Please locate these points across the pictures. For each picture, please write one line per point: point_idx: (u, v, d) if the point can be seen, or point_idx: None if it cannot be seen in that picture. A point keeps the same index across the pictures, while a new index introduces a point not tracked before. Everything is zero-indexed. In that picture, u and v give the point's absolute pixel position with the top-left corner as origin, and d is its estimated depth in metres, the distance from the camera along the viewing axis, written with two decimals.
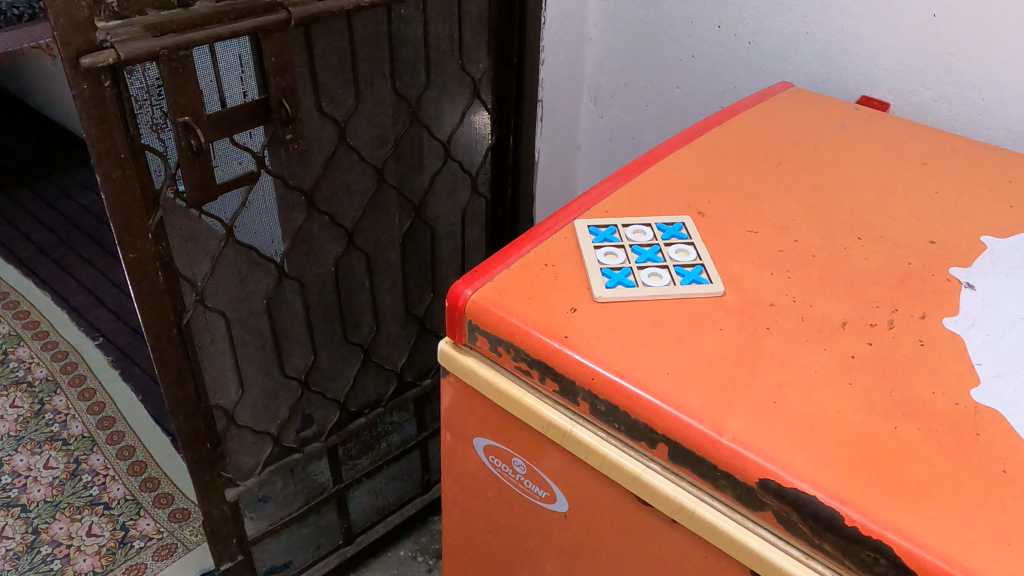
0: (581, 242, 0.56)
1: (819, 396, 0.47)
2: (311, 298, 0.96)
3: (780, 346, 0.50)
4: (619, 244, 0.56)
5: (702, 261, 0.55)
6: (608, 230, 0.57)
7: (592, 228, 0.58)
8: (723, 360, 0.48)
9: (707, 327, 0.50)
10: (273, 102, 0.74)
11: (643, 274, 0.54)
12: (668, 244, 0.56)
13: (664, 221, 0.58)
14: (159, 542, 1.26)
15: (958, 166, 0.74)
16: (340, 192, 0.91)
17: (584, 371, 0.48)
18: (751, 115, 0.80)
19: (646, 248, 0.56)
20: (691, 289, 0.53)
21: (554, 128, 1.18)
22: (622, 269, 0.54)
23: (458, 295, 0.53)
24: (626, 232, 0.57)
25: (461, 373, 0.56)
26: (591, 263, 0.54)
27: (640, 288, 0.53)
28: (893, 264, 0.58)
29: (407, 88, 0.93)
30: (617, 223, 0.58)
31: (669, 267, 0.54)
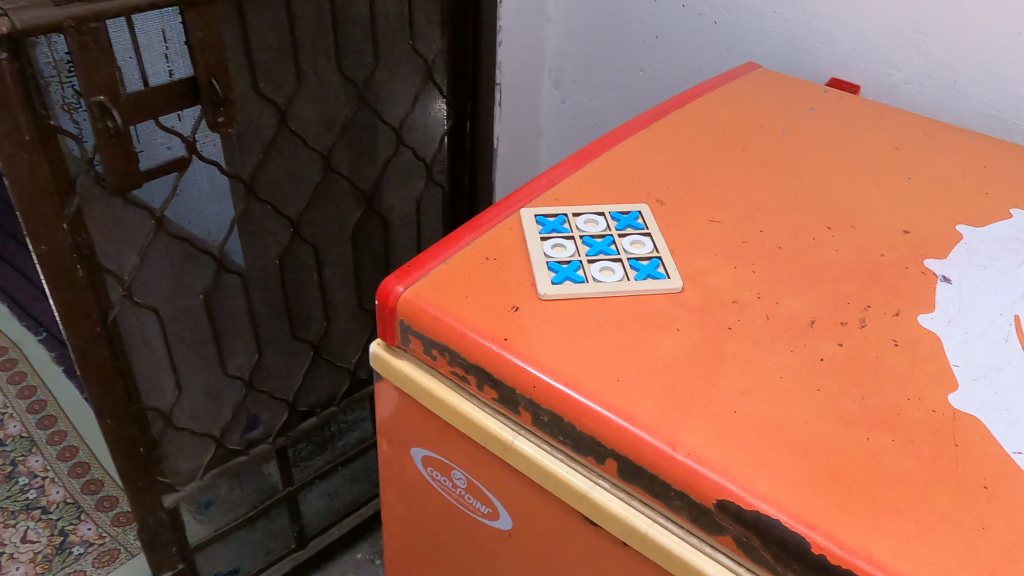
0: (526, 233, 0.51)
1: (785, 405, 0.42)
2: (254, 294, 0.90)
3: (741, 349, 0.45)
4: (568, 235, 0.51)
5: (659, 254, 0.50)
6: (557, 220, 0.52)
7: (539, 217, 0.53)
8: (680, 364, 0.44)
9: (663, 327, 0.46)
10: (200, 82, 0.67)
11: (594, 268, 0.49)
12: (622, 235, 0.51)
13: (619, 210, 0.53)
14: (101, 548, 1.20)
15: (931, 151, 0.70)
16: (284, 181, 0.85)
17: (526, 379, 0.43)
18: (716, 96, 0.76)
19: (599, 240, 0.51)
20: (646, 285, 0.48)
21: (515, 114, 1.13)
22: (571, 263, 0.49)
23: (390, 293, 0.48)
24: (577, 222, 0.52)
25: (394, 378, 0.51)
26: (536, 255, 0.49)
27: (590, 284, 0.48)
28: (865, 256, 0.54)
29: (354, 70, 0.87)
30: (567, 212, 0.53)
31: (622, 260, 0.49)
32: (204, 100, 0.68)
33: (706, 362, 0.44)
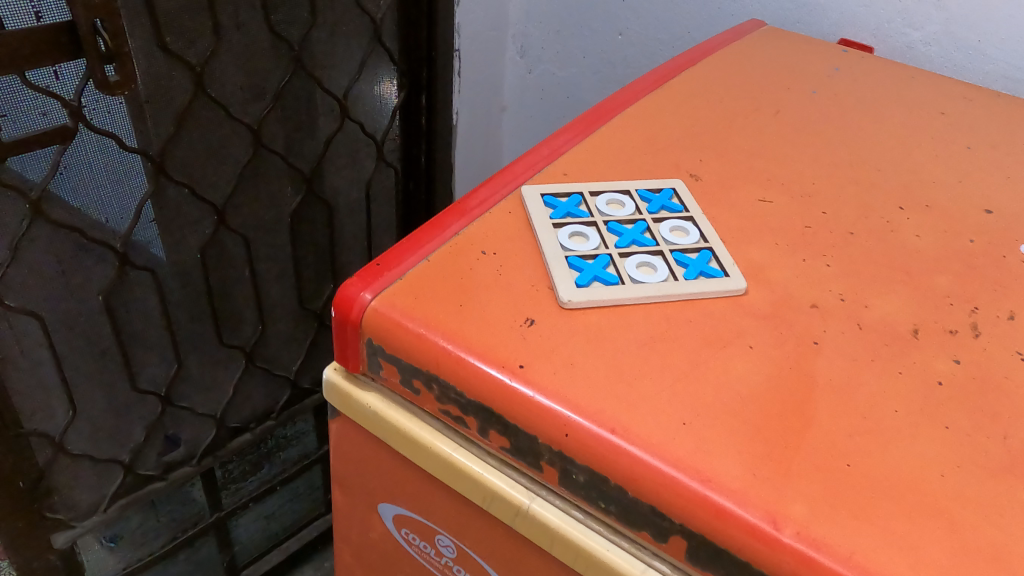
0: (534, 218, 0.39)
1: (908, 451, 0.31)
2: (171, 294, 0.75)
3: (833, 369, 0.33)
4: (588, 220, 0.39)
5: (710, 244, 0.38)
6: (571, 200, 0.40)
7: (547, 197, 0.41)
8: (762, 398, 0.32)
9: (731, 344, 0.34)
10: (81, 27, 0.52)
11: (630, 263, 0.37)
12: (657, 219, 0.40)
13: (648, 187, 0.42)
14: None
15: (983, 112, 0.58)
16: (203, 160, 0.70)
17: (554, 421, 0.31)
18: (726, 53, 0.64)
19: (628, 226, 0.39)
20: (703, 286, 0.36)
21: (476, 86, 0.99)
22: (598, 258, 0.37)
23: (352, 302, 0.35)
24: (598, 204, 0.40)
25: (356, 414, 0.38)
26: (551, 247, 0.37)
27: (628, 286, 0.35)
28: (951, 242, 0.42)
29: (286, 26, 0.72)
30: (583, 190, 0.41)
31: (664, 253, 0.37)
32: (87, 49, 0.53)
33: (794, 392, 0.32)
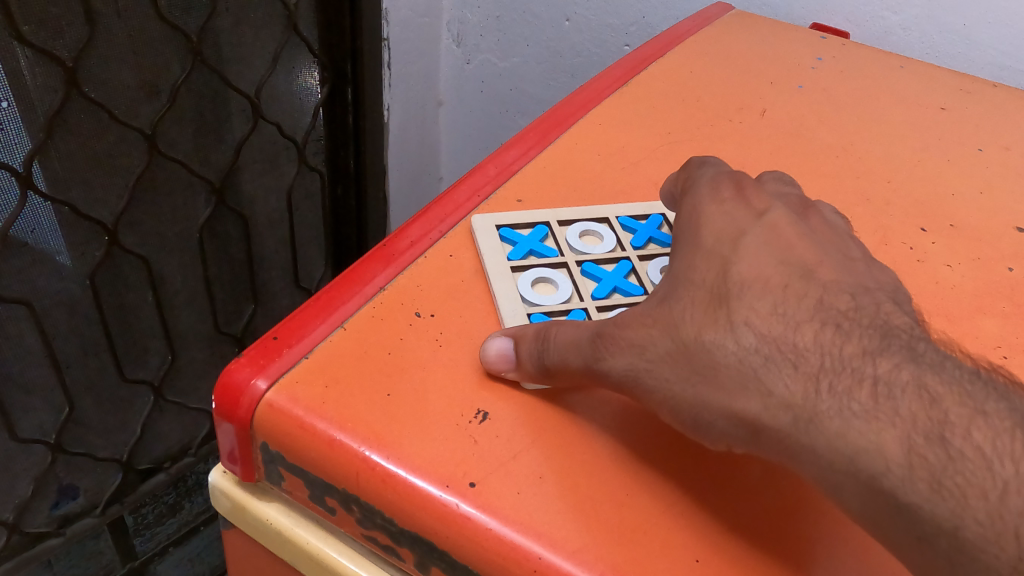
0: (488, 257, 0.32)
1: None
2: (56, 329, 0.64)
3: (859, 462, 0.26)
4: (557, 259, 0.33)
5: None
6: (536, 233, 0.34)
7: (505, 228, 0.34)
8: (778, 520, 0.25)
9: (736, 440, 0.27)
10: None
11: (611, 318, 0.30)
12: (645, 258, 0.33)
13: (634, 213, 0.36)
14: None
15: (986, 106, 0.51)
16: (87, 171, 0.60)
17: (519, 562, 0.23)
18: (694, 42, 0.56)
19: (607, 267, 0.33)
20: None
21: (410, 80, 0.89)
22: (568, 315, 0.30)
23: (240, 392, 0.27)
24: (568, 237, 0.34)
25: (254, 530, 0.30)
26: (508, 300, 0.30)
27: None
28: (989, 274, 0.35)
29: (181, 13, 0.62)
30: (552, 219, 0.35)
31: None
32: None
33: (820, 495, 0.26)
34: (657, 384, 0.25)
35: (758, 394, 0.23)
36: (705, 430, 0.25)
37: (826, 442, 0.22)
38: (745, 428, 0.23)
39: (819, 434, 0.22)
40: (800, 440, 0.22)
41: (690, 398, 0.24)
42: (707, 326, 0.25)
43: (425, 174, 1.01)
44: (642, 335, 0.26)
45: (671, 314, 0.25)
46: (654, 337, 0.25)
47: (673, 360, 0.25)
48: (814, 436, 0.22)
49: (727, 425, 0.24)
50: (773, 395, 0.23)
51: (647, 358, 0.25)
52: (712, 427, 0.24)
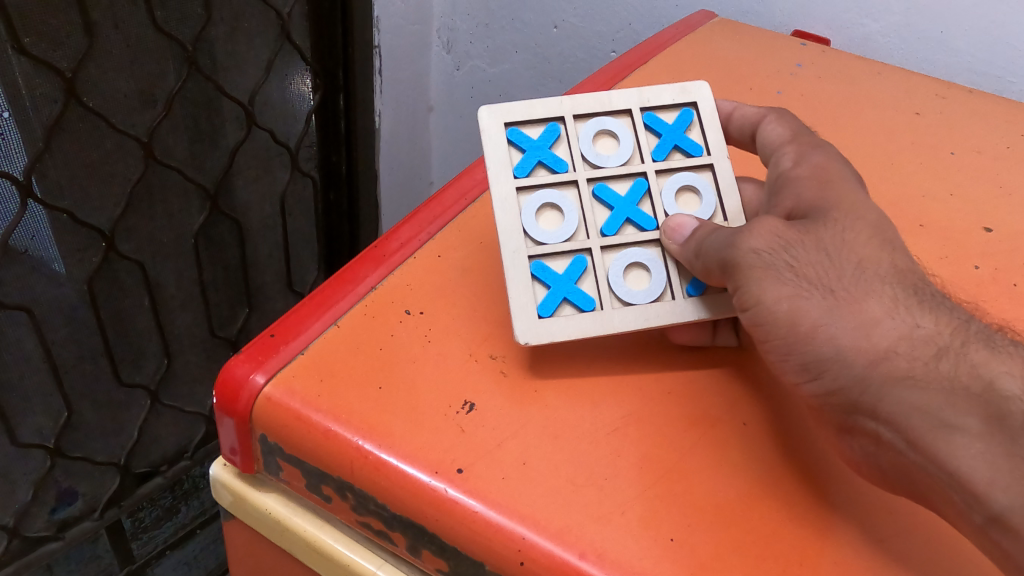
0: (493, 177, 0.33)
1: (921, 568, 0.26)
2: (54, 334, 0.65)
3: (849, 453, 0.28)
4: (568, 176, 0.34)
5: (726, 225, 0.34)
6: (546, 137, 0.34)
7: (513, 129, 0.34)
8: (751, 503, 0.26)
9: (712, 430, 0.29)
10: None
11: (615, 271, 0.33)
12: (663, 178, 0.35)
13: (661, 107, 0.36)
14: None
15: (960, 111, 0.53)
16: (84, 179, 0.61)
17: (505, 544, 0.24)
18: (678, 50, 0.57)
19: (621, 188, 0.34)
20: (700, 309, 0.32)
21: (400, 85, 0.90)
22: (572, 261, 0.33)
23: (239, 389, 0.28)
24: (583, 146, 0.34)
25: (254, 520, 0.31)
26: (510, 237, 0.32)
27: (606, 311, 0.32)
28: (957, 272, 0.37)
29: (176, 23, 0.63)
30: (568, 115, 0.35)
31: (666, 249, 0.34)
32: None
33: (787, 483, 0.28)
34: (811, 290, 0.29)
35: (907, 322, 0.28)
36: (822, 355, 0.28)
37: (961, 369, 0.27)
38: (875, 355, 0.27)
39: (957, 363, 0.27)
40: (931, 367, 0.27)
41: (824, 317, 0.28)
42: (833, 253, 0.29)
43: (416, 179, 1.03)
44: (769, 253, 0.30)
45: (826, 241, 0.30)
46: (785, 257, 0.29)
47: (836, 275, 0.29)
48: (951, 365, 0.27)
49: (853, 351, 0.27)
50: (918, 329, 0.27)
51: (783, 274, 0.29)
52: (848, 332, 0.28)
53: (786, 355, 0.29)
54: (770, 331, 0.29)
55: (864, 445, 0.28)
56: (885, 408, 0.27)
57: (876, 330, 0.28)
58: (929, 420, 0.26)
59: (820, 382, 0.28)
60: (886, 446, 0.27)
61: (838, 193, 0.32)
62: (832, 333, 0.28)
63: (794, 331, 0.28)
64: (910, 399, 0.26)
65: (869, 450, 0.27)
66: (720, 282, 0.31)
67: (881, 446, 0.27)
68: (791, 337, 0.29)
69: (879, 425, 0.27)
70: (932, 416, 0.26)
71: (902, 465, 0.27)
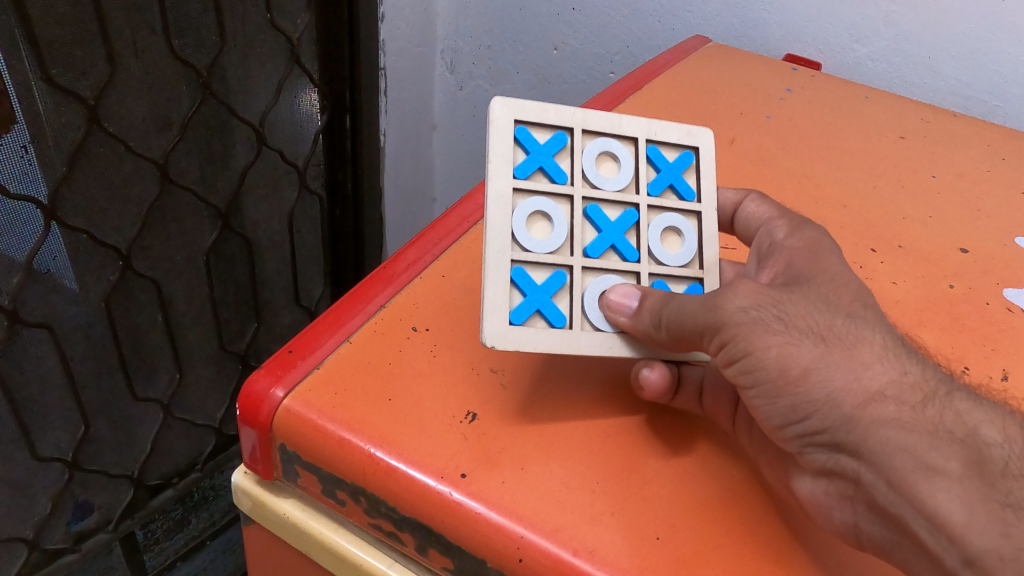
0: (492, 174, 0.33)
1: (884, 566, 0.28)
2: (72, 352, 0.67)
3: (821, 495, 0.29)
4: (564, 189, 0.34)
5: (701, 277, 0.35)
6: (552, 146, 0.34)
7: (522, 129, 0.34)
8: (730, 509, 0.29)
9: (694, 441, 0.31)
10: None
11: (591, 292, 0.33)
12: (652, 213, 0.36)
13: (667, 144, 0.37)
14: None
15: (943, 135, 0.55)
16: (104, 202, 0.63)
17: (505, 542, 0.27)
18: (673, 76, 0.60)
19: (613, 213, 0.35)
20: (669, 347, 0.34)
21: (405, 105, 0.93)
22: (552, 275, 0.33)
23: (261, 399, 0.30)
24: (585, 162, 0.35)
25: (272, 524, 0.33)
26: (497, 242, 0.32)
27: (574, 332, 0.33)
28: (931, 291, 0.39)
29: (192, 51, 0.66)
30: (578, 128, 0.35)
31: (643, 281, 0.35)
32: None
33: (762, 490, 0.30)
34: (799, 339, 0.28)
35: (897, 367, 0.28)
36: (813, 399, 0.28)
37: (946, 415, 0.27)
38: (864, 397, 0.27)
39: (942, 410, 0.27)
40: (918, 413, 0.27)
41: (816, 363, 0.28)
42: (821, 305, 0.30)
43: (419, 197, 1.05)
44: (755, 309, 0.29)
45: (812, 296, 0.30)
46: (770, 312, 0.29)
47: (825, 323, 0.29)
48: (937, 411, 0.27)
49: (842, 394, 0.28)
50: (906, 376, 0.28)
51: (771, 326, 0.29)
52: (839, 378, 0.28)
53: (774, 400, 0.29)
54: (758, 379, 0.29)
55: (842, 487, 0.28)
56: (870, 449, 0.27)
57: (868, 372, 0.28)
58: (907, 459, 0.26)
59: (805, 424, 0.28)
60: (864, 488, 0.27)
61: (822, 259, 0.33)
62: (824, 377, 0.28)
63: (784, 377, 0.28)
64: (896, 441, 0.27)
65: (847, 491, 0.28)
66: (700, 343, 0.31)
67: (861, 485, 0.27)
68: (778, 381, 0.28)
69: (860, 465, 0.27)
70: (918, 458, 0.26)
71: (877, 506, 0.27)
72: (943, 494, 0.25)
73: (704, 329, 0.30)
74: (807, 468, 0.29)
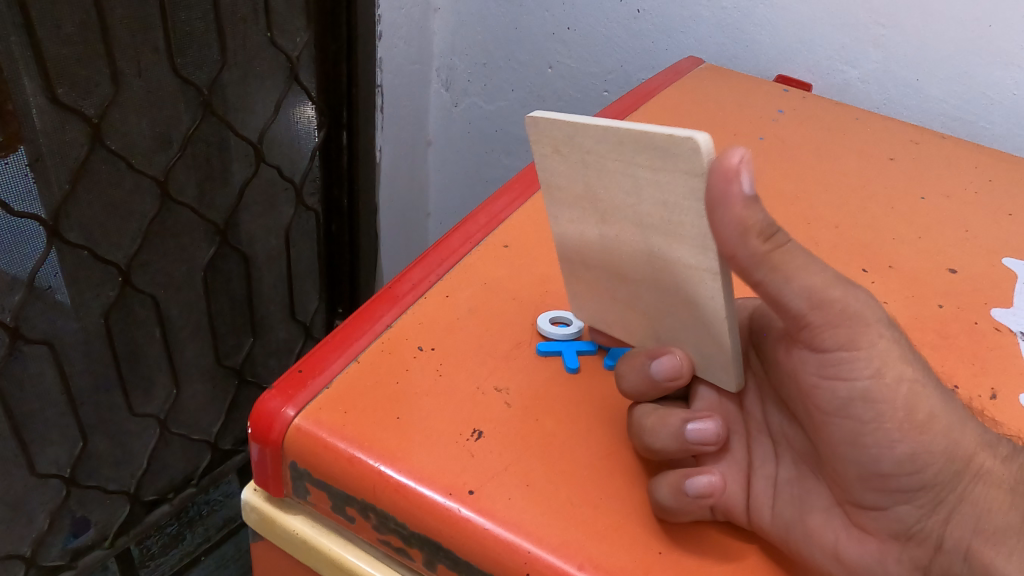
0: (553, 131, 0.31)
1: None
2: (72, 368, 0.67)
3: (889, 563, 0.28)
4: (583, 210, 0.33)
5: None
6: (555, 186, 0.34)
7: None
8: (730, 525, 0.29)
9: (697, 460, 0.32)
10: None
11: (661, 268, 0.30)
12: None
13: None
14: None
15: (931, 156, 0.56)
16: (105, 218, 0.64)
17: (513, 557, 0.27)
18: (667, 97, 0.61)
19: None
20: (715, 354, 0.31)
21: (400, 122, 0.94)
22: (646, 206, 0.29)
23: (273, 417, 0.31)
24: None
25: (282, 541, 0.34)
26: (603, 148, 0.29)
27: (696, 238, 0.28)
28: (921, 311, 0.40)
29: (194, 69, 0.67)
30: None
31: None
32: None
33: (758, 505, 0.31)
34: (927, 385, 0.28)
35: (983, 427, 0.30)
36: (932, 449, 0.27)
37: (1021, 471, 0.29)
38: (968, 453, 0.28)
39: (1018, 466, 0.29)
40: (1004, 469, 0.28)
41: (936, 410, 0.28)
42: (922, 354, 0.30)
43: (414, 213, 1.06)
44: (889, 334, 0.28)
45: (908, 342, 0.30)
46: (901, 340, 0.28)
47: (929, 368, 0.29)
48: (1016, 468, 0.29)
49: (955, 446, 0.28)
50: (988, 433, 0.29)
51: (905, 358, 0.28)
52: (951, 433, 0.28)
53: (892, 444, 0.27)
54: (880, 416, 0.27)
55: (916, 555, 0.28)
56: (964, 508, 0.27)
57: (966, 428, 0.28)
58: (987, 519, 0.27)
59: (915, 476, 0.27)
60: (944, 555, 0.28)
61: None
62: (943, 427, 0.28)
63: (912, 419, 0.27)
64: (986, 501, 0.28)
65: (921, 560, 0.28)
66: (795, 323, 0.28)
67: (940, 551, 0.28)
68: (907, 421, 0.27)
69: (948, 528, 0.27)
70: (990, 524, 0.27)
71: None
72: (1017, 559, 0.27)
73: (820, 332, 0.27)
74: (876, 534, 0.29)
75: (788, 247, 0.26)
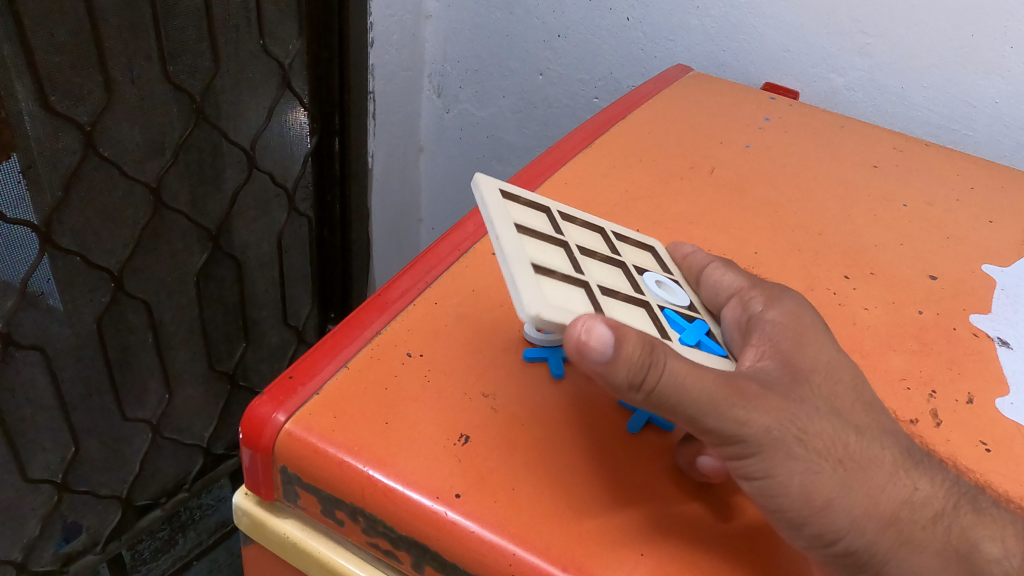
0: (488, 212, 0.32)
1: None
2: (64, 373, 0.68)
3: None
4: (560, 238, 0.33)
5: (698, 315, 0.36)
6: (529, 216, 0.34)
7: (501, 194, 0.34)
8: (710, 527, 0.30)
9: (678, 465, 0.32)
10: None
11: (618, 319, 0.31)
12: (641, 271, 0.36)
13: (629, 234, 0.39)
14: None
15: (914, 164, 0.57)
16: (97, 225, 0.64)
17: (498, 559, 0.28)
18: (655, 105, 0.61)
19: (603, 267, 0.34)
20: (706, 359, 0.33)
21: (392, 128, 0.94)
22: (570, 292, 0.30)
23: (263, 423, 0.32)
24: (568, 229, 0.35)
25: (272, 544, 0.35)
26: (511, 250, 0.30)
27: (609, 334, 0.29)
28: (902, 317, 0.41)
29: (187, 76, 0.67)
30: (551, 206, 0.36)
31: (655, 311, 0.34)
32: None
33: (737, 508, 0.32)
34: (819, 470, 0.28)
35: (908, 486, 0.29)
36: (836, 529, 0.28)
37: (952, 533, 0.29)
38: (882, 522, 0.28)
39: (950, 528, 0.29)
40: (929, 532, 0.28)
41: (835, 491, 0.28)
42: (831, 420, 0.29)
43: (407, 218, 1.07)
44: (775, 426, 0.28)
45: (818, 406, 0.30)
46: (790, 431, 0.28)
47: (833, 442, 0.29)
48: (945, 530, 0.28)
49: (862, 522, 0.28)
50: (916, 491, 0.29)
51: (793, 450, 0.28)
52: (854, 511, 0.28)
53: (798, 528, 0.28)
54: (778, 506, 0.28)
55: None
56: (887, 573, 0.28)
57: (876, 500, 0.28)
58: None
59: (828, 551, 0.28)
60: None
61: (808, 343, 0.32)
62: (845, 506, 0.28)
63: (808, 508, 0.28)
64: (909, 566, 0.28)
65: None
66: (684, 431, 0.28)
67: None
68: (802, 510, 0.28)
69: None
70: None
71: None
72: None
73: (707, 439, 0.28)
74: None
75: (660, 387, 0.27)
